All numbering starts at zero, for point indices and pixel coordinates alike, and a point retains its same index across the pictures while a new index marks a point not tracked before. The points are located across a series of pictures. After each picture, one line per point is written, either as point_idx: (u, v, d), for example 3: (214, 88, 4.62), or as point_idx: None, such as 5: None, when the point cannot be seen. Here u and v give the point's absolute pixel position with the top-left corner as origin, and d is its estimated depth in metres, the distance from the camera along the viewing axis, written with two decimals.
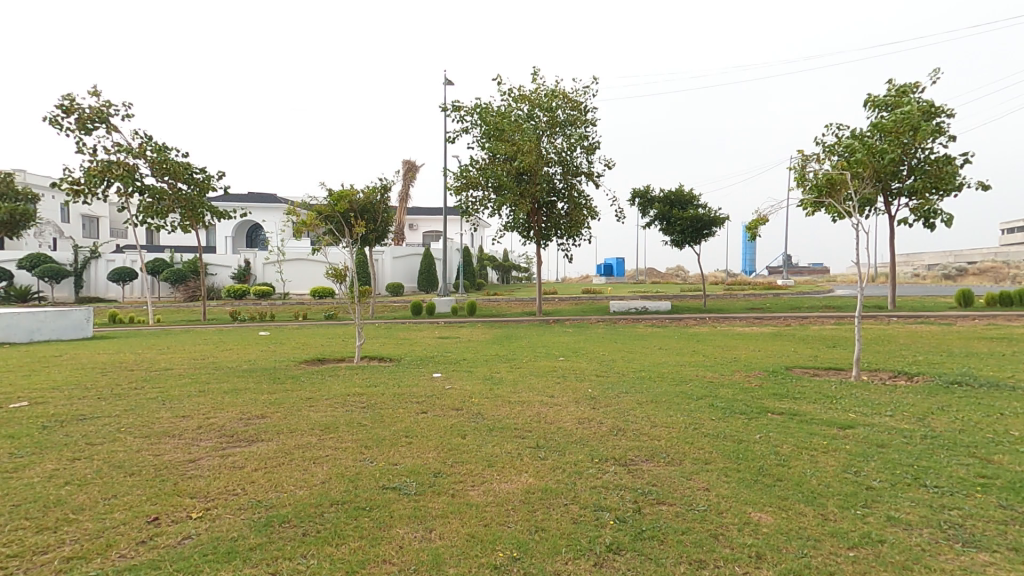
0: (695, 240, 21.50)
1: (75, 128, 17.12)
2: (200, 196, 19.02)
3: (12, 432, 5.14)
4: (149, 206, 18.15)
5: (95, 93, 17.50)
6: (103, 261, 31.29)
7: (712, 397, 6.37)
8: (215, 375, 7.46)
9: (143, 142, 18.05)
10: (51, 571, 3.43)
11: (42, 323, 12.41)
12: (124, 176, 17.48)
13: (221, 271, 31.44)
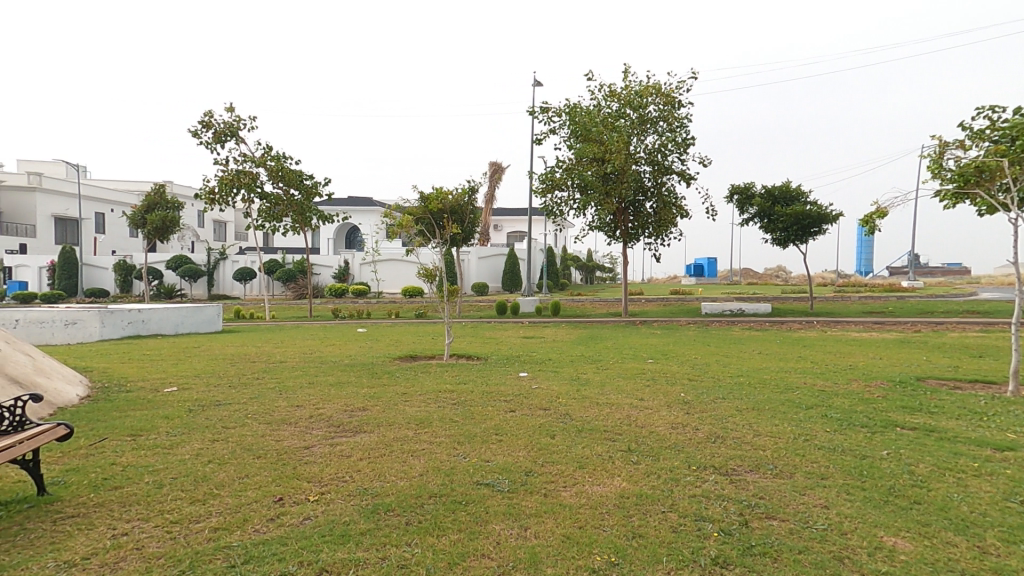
0: (801, 239, 20.09)
1: (212, 141, 19.22)
2: (309, 201, 20.64)
3: (167, 413, 5.91)
4: (268, 211, 20.01)
5: (228, 110, 19.50)
6: (229, 262, 34.79)
7: (825, 407, 5.92)
8: (321, 368, 8.10)
9: (265, 152, 19.86)
10: (203, 538, 3.96)
11: (185, 317, 14.12)
12: (248, 184, 19.41)
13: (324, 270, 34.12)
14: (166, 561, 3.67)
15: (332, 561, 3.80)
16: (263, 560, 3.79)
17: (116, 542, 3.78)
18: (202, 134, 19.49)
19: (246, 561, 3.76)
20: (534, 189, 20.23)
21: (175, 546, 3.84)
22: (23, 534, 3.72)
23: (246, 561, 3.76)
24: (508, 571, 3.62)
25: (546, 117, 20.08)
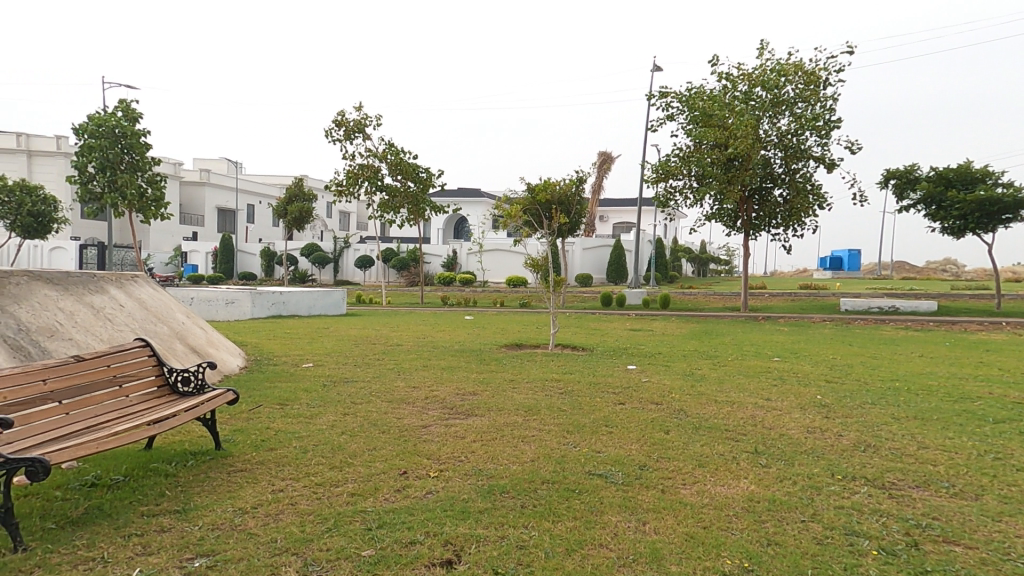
0: (983, 227, 17.65)
1: (343, 137, 21.13)
2: (423, 193, 21.96)
3: (306, 386, 6.68)
4: (387, 203, 21.67)
5: (357, 109, 21.41)
6: (352, 250, 38.33)
7: (1021, 423, 5.08)
8: (434, 353, 8.50)
9: (386, 148, 21.44)
10: (344, 501, 4.52)
11: (318, 299, 15.70)
12: (371, 176, 21.16)
13: (434, 259, 36.15)
14: (315, 518, 4.28)
15: (455, 535, 3.95)
16: (396, 526, 4.11)
17: (275, 497, 4.62)
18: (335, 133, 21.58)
19: (380, 525, 4.14)
20: (645, 178, 20.06)
21: (321, 505, 4.48)
22: (207, 481, 4.85)
23: (380, 525, 4.14)
24: (632, 564, 3.49)
25: (665, 103, 19.78)
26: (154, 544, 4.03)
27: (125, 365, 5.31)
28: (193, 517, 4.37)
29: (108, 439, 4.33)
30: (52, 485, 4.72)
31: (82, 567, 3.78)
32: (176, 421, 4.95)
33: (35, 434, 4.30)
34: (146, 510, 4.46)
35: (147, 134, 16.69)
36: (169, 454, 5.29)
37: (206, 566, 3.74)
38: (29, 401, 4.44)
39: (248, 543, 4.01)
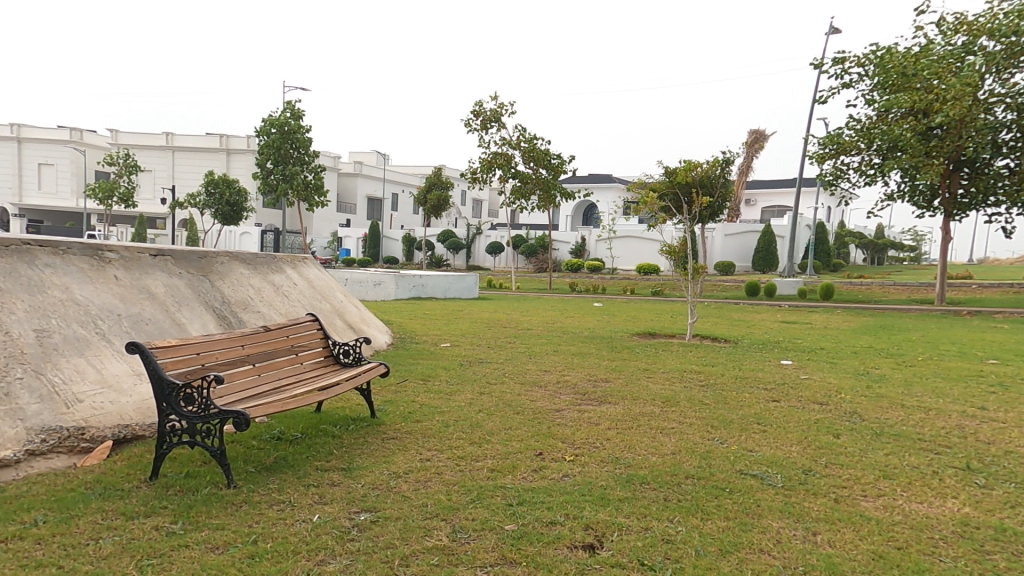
0: None
1: (480, 126, 22.39)
2: (554, 180, 22.55)
3: (444, 364, 7.12)
4: (519, 189, 22.73)
5: (491, 99, 22.69)
6: (483, 236, 41.01)
7: None
8: (563, 338, 8.62)
9: (519, 137, 22.59)
10: (485, 475, 4.73)
11: (452, 284, 16.68)
12: (504, 164, 22.23)
13: (562, 246, 37.66)
14: (459, 489, 4.53)
15: (596, 520, 3.91)
16: (534, 505, 4.19)
17: (423, 465, 4.96)
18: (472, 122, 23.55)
19: (520, 503, 4.24)
20: (811, 154, 19.04)
21: (464, 477, 4.71)
22: (366, 445, 5.35)
23: (520, 503, 4.24)
24: (801, 574, 3.11)
25: (843, 69, 18.44)
26: (327, 495, 4.54)
27: (299, 336, 6.10)
28: (357, 475, 4.86)
29: (289, 400, 5.00)
30: (250, 435, 5.56)
31: (276, 507, 4.40)
32: (339, 389, 5.55)
33: (238, 391, 5.16)
34: (319, 465, 5.04)
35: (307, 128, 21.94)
36: (334, 418, 5.95)
37: (370, 521, 4.13)
38: (232, 361, 5.33)
39: (403, 504, 4.35)
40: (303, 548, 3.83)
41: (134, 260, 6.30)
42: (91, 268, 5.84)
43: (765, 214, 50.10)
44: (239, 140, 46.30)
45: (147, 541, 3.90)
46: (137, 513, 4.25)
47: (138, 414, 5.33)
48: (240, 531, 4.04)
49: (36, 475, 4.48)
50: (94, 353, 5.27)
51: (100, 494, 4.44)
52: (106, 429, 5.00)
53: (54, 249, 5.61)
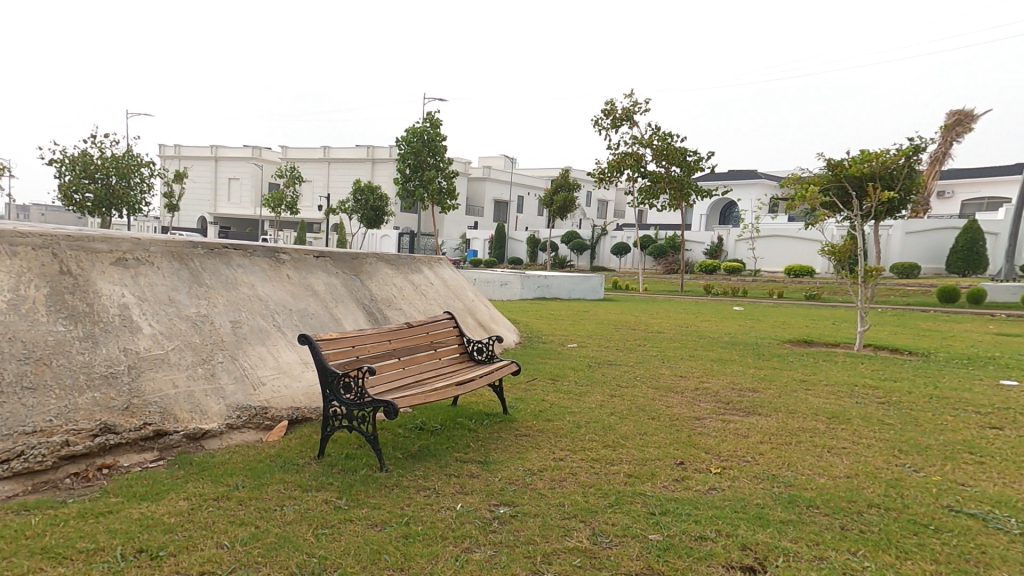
0: None
1: (610, 125, 22.69)
2: (687, 177, 22.64)
3: (572, 364, 7.29)
4: (649, 188, 23.15)
5: (622, 98, 23.12)
6: (608, 237, 41.98)
7: None
8: (699, 344, 8.73)
9: (651, 134, 22.84)
10: (621, 480, 4.62)
11: (576, 284, 17.32)
12: (633, 164, 22.28)
13: (695, 246, 37.86)
14: (596, 492, 4.47)
15: (755, 541, 3.60)
16: (680, 517, 3.99)
17: (557, 464, 4.99)
18: (602, 121, 23.92)
19: (664, 513, 4.07)
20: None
21: (601, 480, 4.66)
22: (500, 440, 5.53)
23: (664, 512, 4.07)
24: None
25: None
26: (468, 486, 4.76)
27: (438, 333, 6.49)
28: (494, 469, 5.03)
29: (431, 393, 5.33)
30: (397, 424, 6.04)
31: (423, 493, 4.70)
32: (475, 384, 5.80)
33: (386, 381, 5.61)
34: (459, 456, 5.31)
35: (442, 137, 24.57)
36: (469, 412, 6.24)
37: (510, 514, 4.24)
38: (382, 354, 5.82)
39: (541, 502, 4.41)
40: (450, 534, 4.03)
41: (301, 261, 7.33)
42: (270, 267, 6.95)
43: (968, 207, 43.35)
44: (383, 150, 51.13)
45: (319, 513, 4.37)
46: (310, 486, 4.80)
47: (306, 398, 6.15)
48: (394, 512, 4.37)
49: (235, 445, 5.34)
50: (273, 342, 6.24)
51: (281, 466, 5.10)
52: (283, 410, 5.85)
53: (245, 252, 6.79)
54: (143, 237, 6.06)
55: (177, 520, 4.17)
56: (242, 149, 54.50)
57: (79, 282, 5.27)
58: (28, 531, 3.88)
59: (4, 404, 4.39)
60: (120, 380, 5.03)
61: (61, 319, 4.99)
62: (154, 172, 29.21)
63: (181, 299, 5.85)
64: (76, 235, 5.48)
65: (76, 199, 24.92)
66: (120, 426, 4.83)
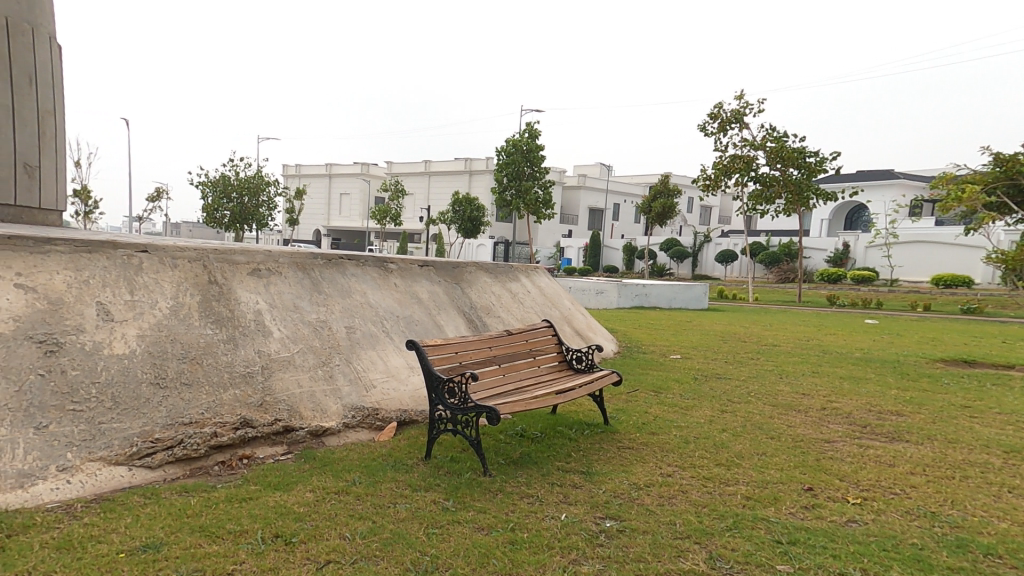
0: None
1: (718, 130, 22.38)
2: (807, 180, 21.57)
3: (676, 377, 7.22)
4: (761, 193, 22.19)
5: (732, 100, 22.69)
6: (712, 244, 41.39)
7: None
8: (824, 359, 8.36)
9: (764, 137, 22.14)
10: (740, 502, 4.31)
11: (678, 293, 17.47)
12: (743, 168, 21.70)
13: (816, 254, 35.97)
14: (711, 512, 4.21)
15: None
16: (814, 548, 3.63)
17: (665, 480, 4.78)
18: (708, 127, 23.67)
19: (793, 542, 3.73)
20: None
21: (715, 500, 4.38)
22: (602, 451, 5.43)
23: (793, 542, 3.73)
24: None
25: None
26: (572, 496, 4.70)
27: (536, 341, 6.55)
28: (597, 481, 4.94)
29: (532, 400, 5.36)
30: (498, 430, 6.16)
31: (526, 500, 4.72)
32: (576, 394, 5.76)
33: (488, 387, 5.74)
34: (561, 465, 5.28)
35: (541, 147, 25.26)
36: (569, 421, 6.23)
37: (618, 529, 4.12)
38: (483, 361, 5.96)
39: (650, 518, 4.24)
40: (557, 544, 4.00)
41: (407, 270, 7.76)
42: (380, 276, 7.42)
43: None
44: (480, 162, 52.92)
45: (429, 513, 4.52)
46: (419, 486, 5.01)
47: (412, 401, 6.47)
48: (500, 517, 4.42)
49: (351, 443, 5.71)
50: (382, 347, 6.65)
51: (392, 465, 5.37)
52: (392, 412, 6.19)
53: (358, 262, 7.30)
54: (273, 249, 6.70)
55: (305, 509, 4.48)
56: (354, 166, 59.26)
57: (224, 290, 5.93)
58: (189, 510, 4.33)
59: (168, 397, 5.04)
60: (255, 379, 5.59)
61: (209, 323, 5.65)
62: (279, 192, 33.40)
63: (305, 306, 6.40)
64: (221, 249, 6.17)
65: (219, 217, 29.52)
66: (256, 421, 5.33)
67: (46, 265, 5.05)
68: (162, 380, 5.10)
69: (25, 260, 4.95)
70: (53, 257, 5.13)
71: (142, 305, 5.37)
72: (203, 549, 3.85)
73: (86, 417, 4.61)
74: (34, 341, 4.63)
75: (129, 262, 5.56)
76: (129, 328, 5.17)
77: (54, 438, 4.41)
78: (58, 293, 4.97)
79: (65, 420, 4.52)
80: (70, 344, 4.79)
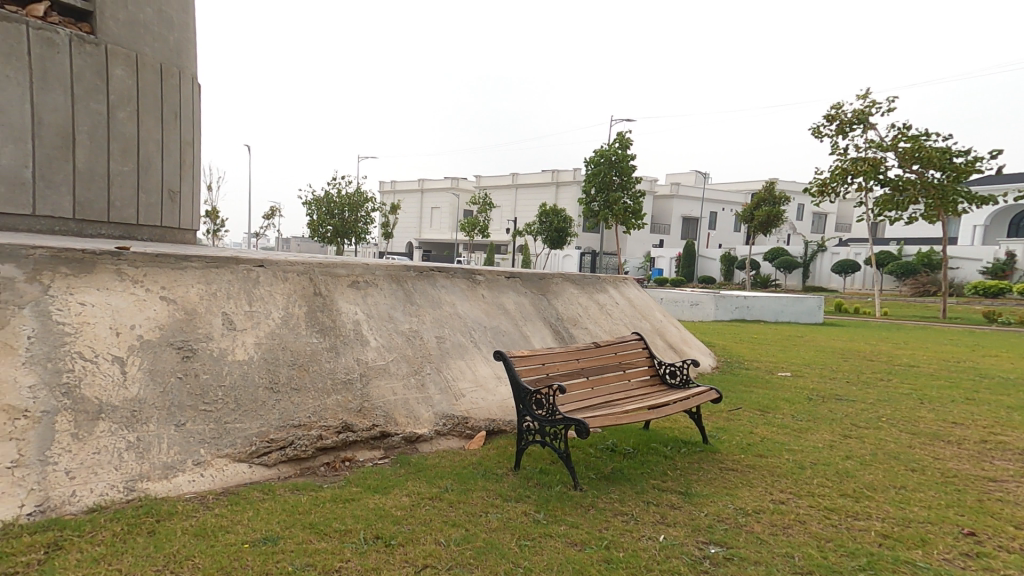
0: None
1: (838, 132, 20.83)
2: (953, 182, 19.50)
3: (786, 397, 7.04)
4: (892, 198, 20.41)
5: (856, 99, 21.00)
6: (829, 253, 38.70)
7: None
8: (981, 385, 7.76)
9: (896, 136, 20.31)
10: (875, 540, 3.90)
11: (784, 307, 16.96)
12: (869, 170, 19.92)
13: (970, 265, 32.67)
14: (838, 548, 3.83)
15: None
16: None
17: (777, 508, 4.44)
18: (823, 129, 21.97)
19: None
20: None
21: (841, 534, 4.00)
22: (703, 472, 5.17)
23: None
24: None
25: None
26: (670, 517, 4.47)
27: (625, 354, 6.43)
28: (697, 502, 4.67)
29: (623, 415, 5.20)
30: (587, 443, 6.08)
31: (620, 518, 4.53)
32: (670, 410, 5.53)
33: (576, 400, 5.66)
34: (656, 484, 5.06)
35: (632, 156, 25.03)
36: (664, 438, 6.02)
37: (725, 556, 3.86)
38: (571, 373, 5.89)
39: (762, 548, 3.93)
40: (657, 567, 3.81)
41: (494, 281, 7.95)
42: (467, 288, 7.64)
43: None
44: (568, 173, 53.40)
45: (521, 524, 4.46)
46: (509, 497, 4.95)
47: (500, 411, 6.57)
48: (593, 534, 4.27)
49: (443, 450, 5.85)
50: (470, 357, 6.83)
51: (483, 474, 5.40)
52: (481, 421, 6.30)
53: (447, 274, 7.56)
54: (370, 262, 7.10)
55: (403, 513, 4.56)
56: (445, 181, 62.19)
57: (327, 302, 6.35)
58: (300, 508, 4.55)
59: (281, 401, 5.41)
60: (355, 386, 5.89)
61: (315, 332, 6.05)
62: (376, 207, 35.68)
63: (398, 317, 6.71)
64: (324, 263, 6.60)
65: (323, 231, 32.08)
66: (356, 426, 5.60)
67: (183, 279, 5.59)
68: (276, 385, 5.49)
69: (167, 274, 5.52)
70: (189, 271, 5.68)
71: (258, 315, 5.83)
72: (313, 546, 4.00)
73: (215, 417, 5.01)
74: (174, 346, 5.13)
75: (248, 276, 6.05)
76: (248, 336, 5.62)
77: (190, 435, 4.82)
78: (192, 304, 5.49)
79: (198, 418, 4.93)
80: (201, 350, 5.25)
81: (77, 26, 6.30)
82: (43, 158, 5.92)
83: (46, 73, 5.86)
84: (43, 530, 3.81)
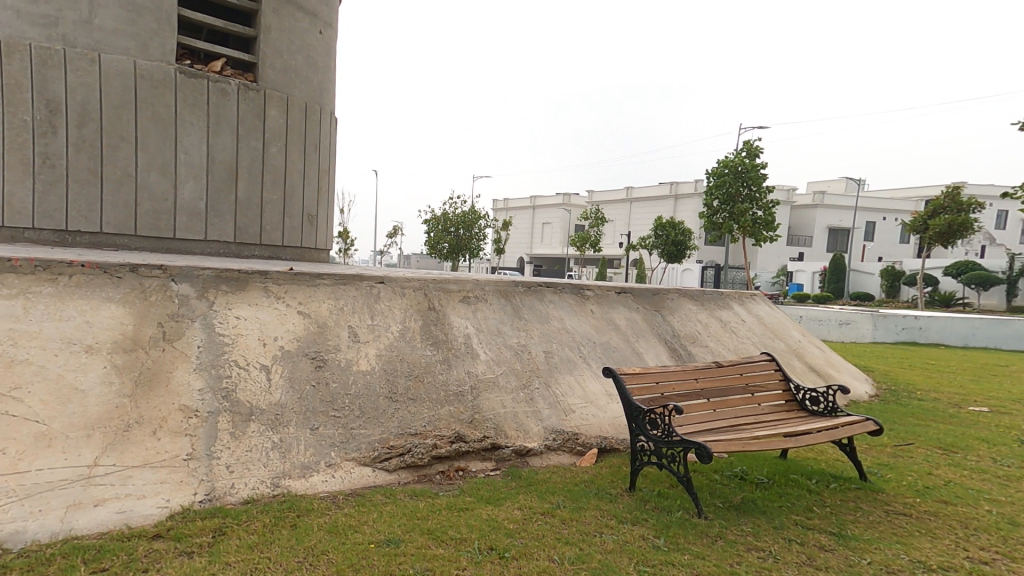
0: None
1: None
2: None
3: (985, 436, 5.84)
4: None
5: None
6: None
7: None
8: None
9: None
10: None
11: (975, 330, 14.42)
12: None
13: None
14: None
15: None
16: None
17: (977, 568, 3.56)
18: None
19: None
20: None
21: None
22: (864, 513, 4.35)
23: None
24: None
25: None
26: (822, 560, 3.75)
27: (753, 376, 5.78)
28: (856, 547, 3.88)
29: (754, 441, 4.59)
30: (712, 468, 5.49)
31: (757, 554, 3.89)
32: (813, 440, 4.79)
33: (696, 423, 5.14)
34: (800, 520, 4.32)
35: (761, 164, 23.20)
36: (807, 470, 5.25)
37: None
38: (690, 394, 5.39)
39: None
40: None
41: (604, 297, 7.77)
42: (576, 304, 7.55)
43: None
44: (687, 186, 51.12)
45: (639, 548, 3.99)
46: (625, 518, 4.49)
47: (613, 428, 6.26)
48: (722, 567, 3.70)
49: (554, 465, 5.64)
50: (579, 373, 6.66)
51: (596, 493, 5.03)
52: (592, 438, 6.02)
53: (555, 289, 7.56)
54: (480, 278, 7.32)
55: (516, 526, 4.34)
56: (558, 198, 62.95)
57: (440, 316, 6.63)
58: (418, 513, 4.53)
59: (399, 409, 5.63)
60: (466, 399, 5.98)
61: (429, 345, 6.31)
62: (489, 224, 37.26)
63: (507, 331, 6.78)
64: (437, 279, 6.92)
65: (440, 249, 34.27)
66: (468, 436, 5.62)
67: (317, 295, 6.17)
68: (394, 395, 5.74)
69: (304, 290, 6.10)
70: (321, 288, 6.26)
71: (379, 328, 6.23)
72: (431, 551, 3.92)
73: (342, 423, 5.33)
74: (310, 356, 5.62)
75: (371, 292, 6.52)
76: (370, 348, 6.00)
77: (322, 438, 5.14)
78: (324, 318, 6.02)
79: (328, 423, 5.27)
80: (331, 361, 5.69)
81: (243, 76, 7.48)
82: (214, 192, 7.12)
83: (219, 119, 7.07)
84: (211, 515, 4.13)
